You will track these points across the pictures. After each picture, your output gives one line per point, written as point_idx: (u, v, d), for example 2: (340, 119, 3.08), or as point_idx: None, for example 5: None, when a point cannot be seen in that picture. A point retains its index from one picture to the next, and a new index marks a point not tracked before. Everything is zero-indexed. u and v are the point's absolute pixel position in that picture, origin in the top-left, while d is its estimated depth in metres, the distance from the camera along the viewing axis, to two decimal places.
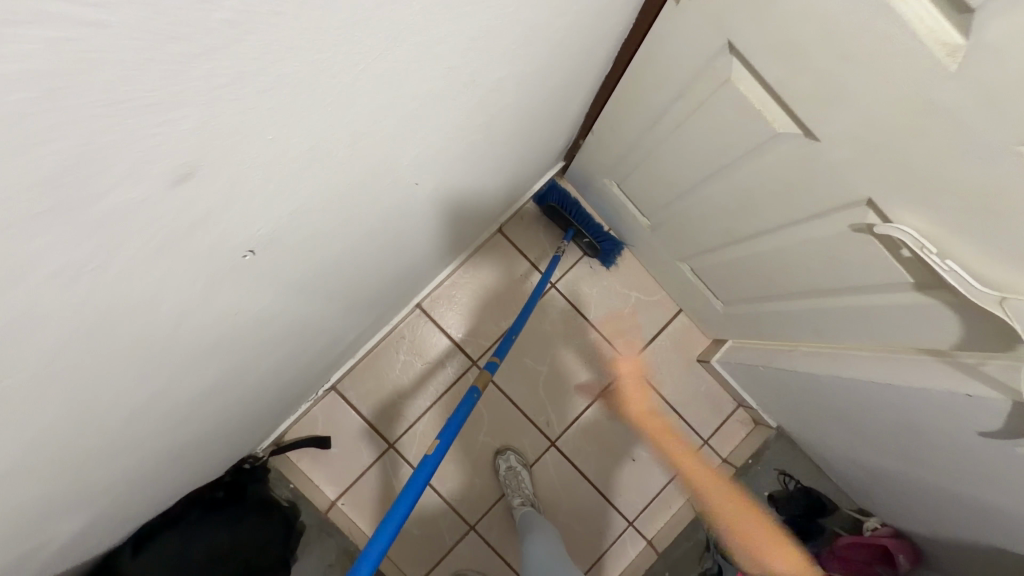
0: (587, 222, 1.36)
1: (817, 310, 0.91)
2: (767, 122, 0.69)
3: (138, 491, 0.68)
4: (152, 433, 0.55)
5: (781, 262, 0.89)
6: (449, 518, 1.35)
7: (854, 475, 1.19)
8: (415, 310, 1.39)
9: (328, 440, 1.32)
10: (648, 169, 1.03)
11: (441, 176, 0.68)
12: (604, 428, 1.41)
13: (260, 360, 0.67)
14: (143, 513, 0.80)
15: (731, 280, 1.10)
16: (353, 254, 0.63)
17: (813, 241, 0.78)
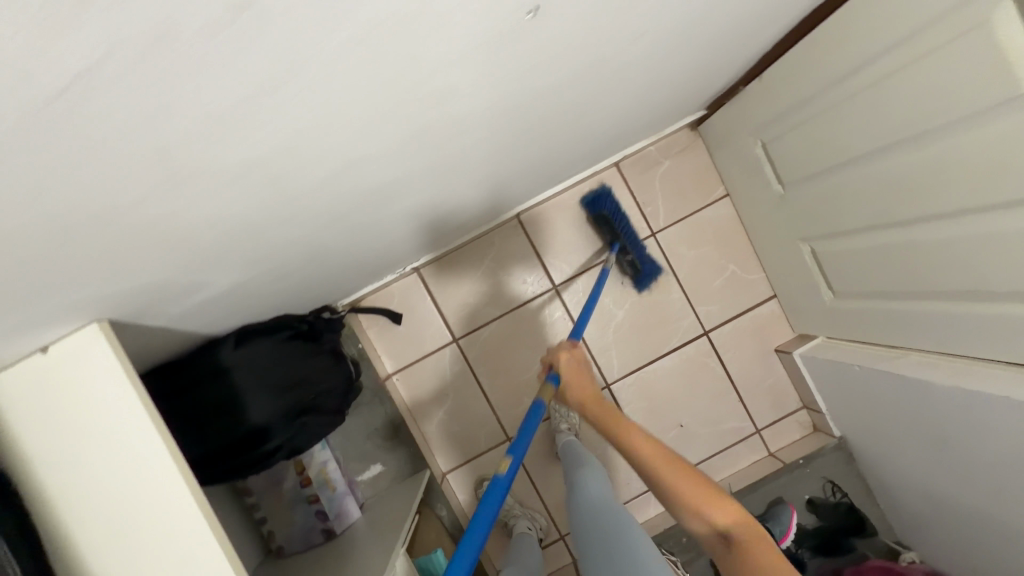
0: (631, 240, 1.36)
1: (956, 317, 0.85)
2: (1008, 82, 0.62)
3: (270, 277, 0.73)
4: (322, 210, 0.59)
5: (939, 256, 0.83)
6: (489, 424, 1.39)
7: (915, 502, 1.14)
8: (513, 220, 1.38)
9: (399, 316, 1.36)
10: (813, 127, 0.97)
11: (648, 39, 0.64)
12: (661, 387, 1.39)
13: (416, 179, 0.68)
14: (251, 309, 0.85)
15: (855, 270, 1.04)
16: (537, 91, 0.62)
17: (1004, 237, 0.71)
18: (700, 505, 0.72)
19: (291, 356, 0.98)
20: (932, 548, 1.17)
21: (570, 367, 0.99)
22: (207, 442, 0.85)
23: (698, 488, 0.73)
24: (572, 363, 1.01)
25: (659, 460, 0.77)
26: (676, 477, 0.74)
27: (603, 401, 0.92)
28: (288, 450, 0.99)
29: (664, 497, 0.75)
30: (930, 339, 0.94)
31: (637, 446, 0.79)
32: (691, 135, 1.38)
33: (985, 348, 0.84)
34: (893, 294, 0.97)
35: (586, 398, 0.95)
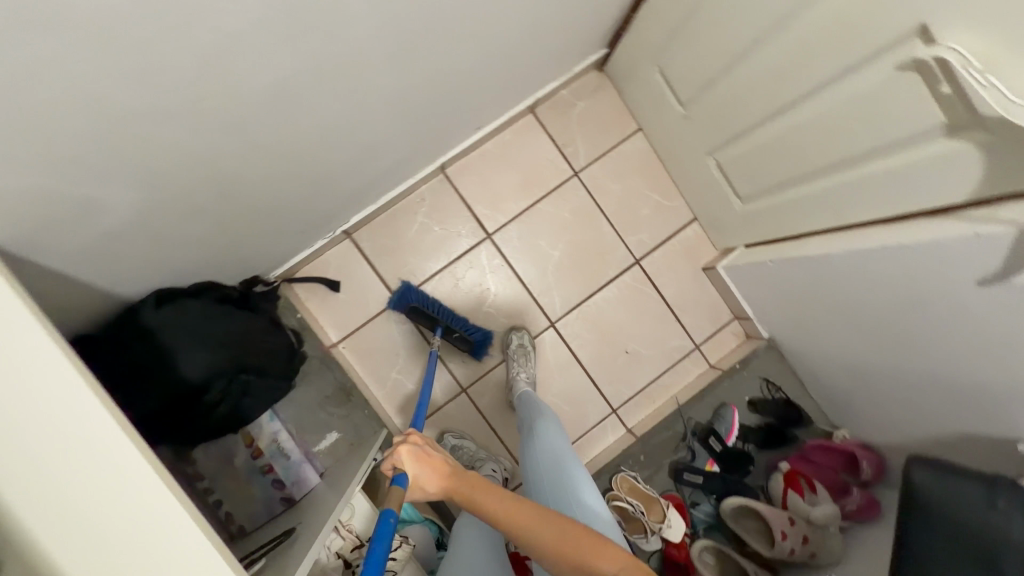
0: (450, 319, 1.34)
1: (837, 187, 0.94)
2: None
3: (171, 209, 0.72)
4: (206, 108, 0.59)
5: (813, 133, 0.92)
6: (444, 379, 1.40)
7: (837, 381, 1.25)
8: (439, 174, 1.40)
9: (338, 284, 1.35)
10: (697, 38, 1.05)
11: None
12: (603, 318, 1.45)
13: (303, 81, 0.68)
14: (158, 259, 0.82)
15: (755, 169, 1.12)
16: None
17: (858, 97, 0.80)
18: (590, 560, 0.66)
19: (222, 315, 0.96)
20: (857, 424, 1.28)
21: (414, 455, 0.78)
22: (142, 401, 0.85)
23: (582, 537, 0.68)
24: (419, 448, 0.79)
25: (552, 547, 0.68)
26: (564, 541, 0.68)
27: (483, 487, 0.74)
28: (233, 411, 0.98)
29: (553, 561, 0.67)
30: (821, 217, 1.03)
31: (524, 531, 0.70)
32: (599, 75, 1.45)
33: (865, 211, 0.93)
34: (788, 183, 1.06)
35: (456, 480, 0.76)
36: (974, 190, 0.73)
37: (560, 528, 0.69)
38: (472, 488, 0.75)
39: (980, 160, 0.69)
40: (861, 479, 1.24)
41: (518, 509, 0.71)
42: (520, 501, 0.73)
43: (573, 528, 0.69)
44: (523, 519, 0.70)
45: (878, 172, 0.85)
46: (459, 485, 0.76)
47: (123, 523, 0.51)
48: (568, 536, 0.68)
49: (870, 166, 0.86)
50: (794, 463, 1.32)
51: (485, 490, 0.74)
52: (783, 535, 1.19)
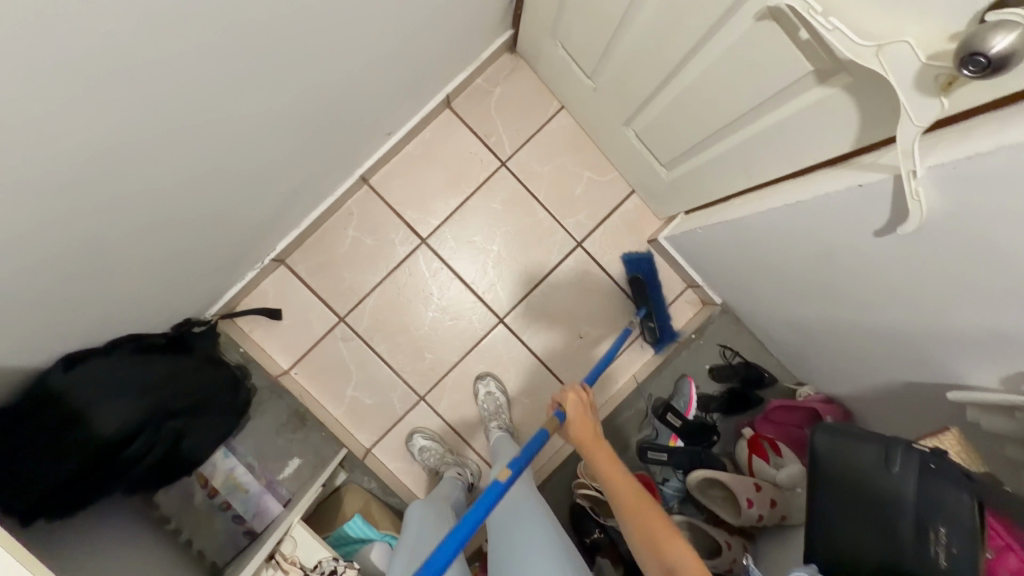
0: (653, 309, 1.35)
1: (740, 146, 0.89)
2: None
3: (33, 284, 0.71)
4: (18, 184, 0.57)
5: (704, 93, 0.87)
6: (401, 389, 1.39)
7: (789, 339, 1.21)
8: (363, 185, 1.37)
9: (278, 311, 1.35)
10: (581, 7, 1.00)
11: None
12: (552, 306, 1.42)
13: (131, 129, 0.66)
14: (57, 330, 0.83)
15: (668, 135, 1.07)
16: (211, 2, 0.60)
17: (730, 52, 0.75)
18: (659, 546, 0.68)
19: (137, 368, 0.98)
20: (815, 380, 1.26)
21: (576, 401, 1.00)
22: (61, 461, 0.83)
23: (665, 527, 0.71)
24: (581, 406, 1.00)
25: (631, 514, 0.75)
26: (648, 524, 0.72)
27: (603, 453, 0.89)
28: (169, 452, 1.03)
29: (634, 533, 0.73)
30: (735, 178, 0.98)
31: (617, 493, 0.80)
32: (512, 57, 1.39)
33: (771, 168, 0.88)
34: (699, 146, 1.01)
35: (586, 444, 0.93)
36: (858, 136, 0.68)
37: (649, 511, 0.74)
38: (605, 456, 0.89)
39: (854, 103, 0.64)
40: None
41: (623, 482, 0.81)
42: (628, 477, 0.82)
43: (661, 518, 0.72)
44: (621, 487, 0.80)
45: (770, 126, 0.80)
46: (591, 445, 0.92)
47: None
48: (651, 518, 0.73)
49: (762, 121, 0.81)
50: (760, 427, 1.29)
51: (604, 458, 0.88)
52: (748, 502, 1.16)
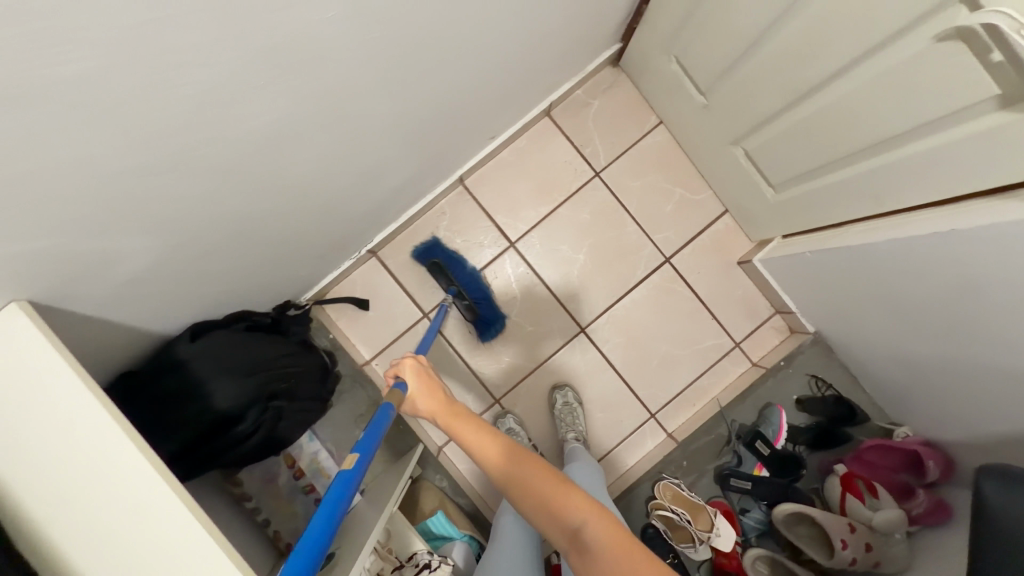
0: (467, 284, 1.36)
1: (875, 170, 0.87)
2: None
3: (191, 252, 0.74)
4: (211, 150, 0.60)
5: (845, 114, 0.85)
6: (476, 390, 1.39)
7: (894, 376, 1.16)
8: (458, 186, 1.40)
9: (366, 302, 1.38)
10: (712, 23, 0.99)
11: None
12: (634, 320, 1.41)
13: (306, 113, 0.69)
14: (194, 299, 0.87)
15: (785, 157, 1.05)
16: None
17: (890, 75, 0.73)
18: (555, 505, 0.62)
19: (253, 346, 0.99)
20: (916, 421, 1.20)
21: (416, 371, 0.87)
22: (172, 433, 0.85)
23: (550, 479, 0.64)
24: (423, 370, 0.88)
25: (548, 497, 0.63)
26: (534, 482, 0.65)
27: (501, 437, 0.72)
28: (266, 436, 0.99)
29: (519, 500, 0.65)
30: (860, 202, 0.96)
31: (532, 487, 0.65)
32: (615, 71, 1.40)
33: (907, 194, 0.86)
34: (823, 170, 0.99)
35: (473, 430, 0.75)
36: None
37: (528, 462, 0.67)
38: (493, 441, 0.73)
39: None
40: (926, 479, 1.14)
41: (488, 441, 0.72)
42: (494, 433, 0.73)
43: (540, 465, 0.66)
44: (486, 447, 0.72)
45: (920, 151, 0.78)
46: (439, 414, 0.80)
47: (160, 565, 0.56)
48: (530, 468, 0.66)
49: (910, 146, 0.79)
50: (850, 466, 1.24)
51: (460, 422, 0.77)
52: (843, 543, 1.11)
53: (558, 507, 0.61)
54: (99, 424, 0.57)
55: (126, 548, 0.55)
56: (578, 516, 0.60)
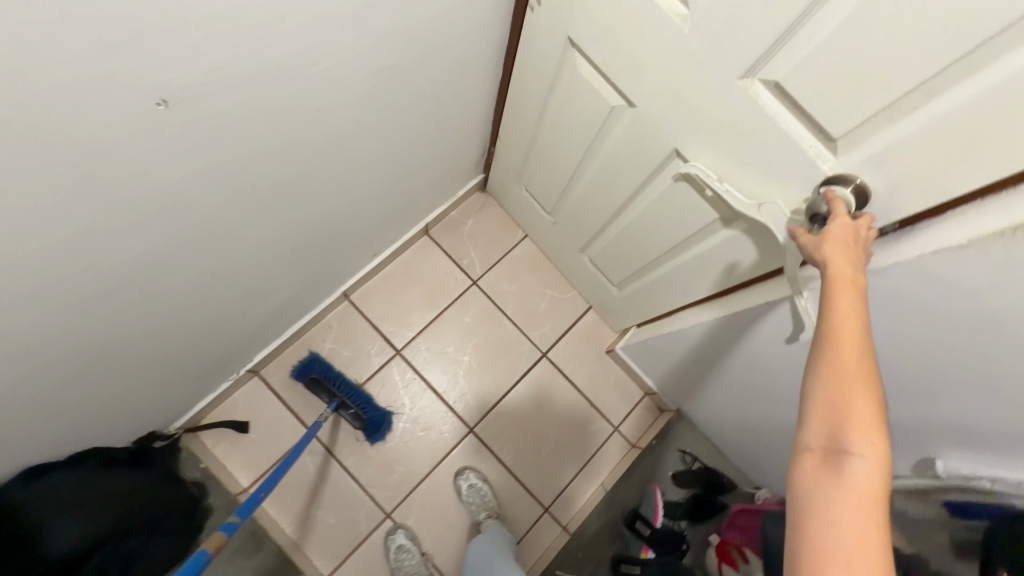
0: (350, 392, 1.36)
1: (672, 272, 1.08)
2: (605, 99, 0.89)
3: (27, 397, 0.74)
4: (52, 303, 0.64)
5: (643, 229, 1.07)
6: (367, 505, 1.35)
7: (741, 442, 1.31)
8: (344, 300, 1.48)
9: (246, 424, 1.34)
10: (542, 162, 1.23)
11: (342, 119, 0.81)
12: (520, 414, 1.48)
13: (163, 259, 0.76)
14: (31, 445, 0.83)
15: (616, 261, 1.26)
16: (254, 158, 0.73)
17: (658, 202, 0.96)
18: (851, 427, 0.49)
19: (105, 483, 0.95)
20: (770, 482, 1.32)
21: None
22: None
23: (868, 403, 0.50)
24: None
25: (843, 400, 0.50)
26: (856, 393, 0.50)
27: (860, 329, 0.53)
28: None
29: (820, 379, 0.52)
30: (672, 297, 1.16)
31: (857, 421, 0.49)
32: (482, 194, 1.63)
33: (694, 289, 1.07)
34: (642, 269, 1.20)
35: (843, 291, 0.56)
36: (757, 265, 0.87)
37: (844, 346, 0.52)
38: (844, 319, 0.54)
39: (748, 242, 0.85)
40: None
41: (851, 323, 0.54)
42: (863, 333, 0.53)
43: (863, 375, 0.51)
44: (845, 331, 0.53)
45: (692, 258, 1.00)
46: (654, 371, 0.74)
47: None
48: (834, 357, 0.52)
49: (686, 254, 1.01)
50: (726, 533, 1.30)
51: (846, 290, 0.56)
52: None
53: (850, 426, 0.49)
54: None
55: None
56: (865, 452, 0.48)
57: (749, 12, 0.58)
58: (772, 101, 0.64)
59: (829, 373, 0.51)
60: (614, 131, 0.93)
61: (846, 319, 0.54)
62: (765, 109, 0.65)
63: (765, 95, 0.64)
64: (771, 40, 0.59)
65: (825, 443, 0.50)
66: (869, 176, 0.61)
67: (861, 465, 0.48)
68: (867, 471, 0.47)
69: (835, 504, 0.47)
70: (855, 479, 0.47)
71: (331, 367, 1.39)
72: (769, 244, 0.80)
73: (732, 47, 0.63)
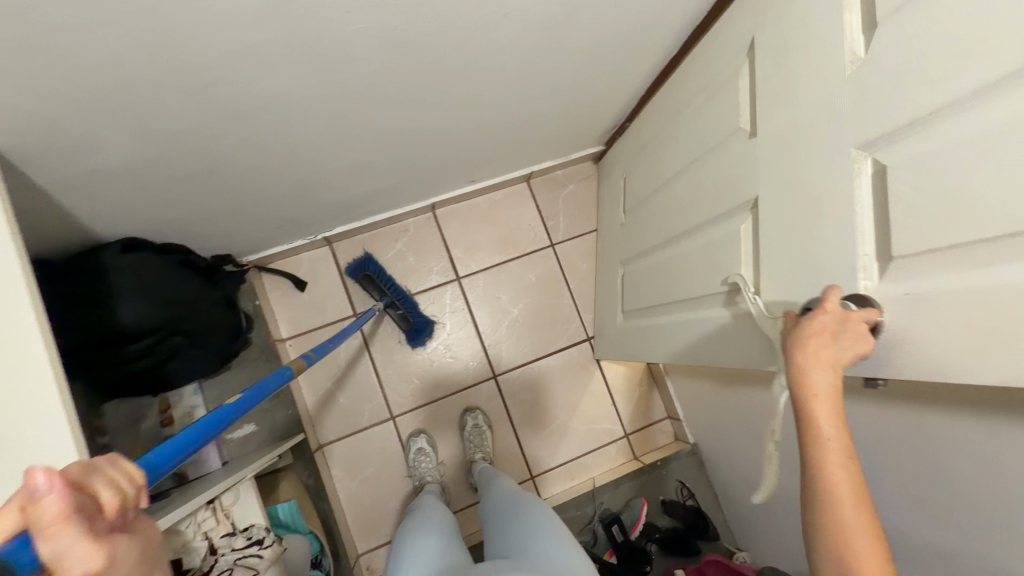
0: (400, 295, 1.43)
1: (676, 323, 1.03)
2: (737, 117, 0.83)
3: (152, 178, 0.80)
4: (210, 106, 0.69)
5: (682, 266, 1.01)
6: (377, 401, 1.42)
7: (742, 502, 1.28)
8: (428, 212, 1.51)
9: (304, 283, 1.42)
10: (651, 158, 1.19)
11: (518, 38, 0.79)
12: (543, 383, 1.50)
13: (312, 108, 0.79)
14: (127, 218, 0.90)
15: (643, 287, 1.22)
16: (427, 45, 0.72)
17: (710, 244, 0.91)
18: None
19: (174, 276, 1.01)
20: (756, 549, 1.27)
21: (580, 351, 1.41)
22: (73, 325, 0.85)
23: (876, 561, 0.45)
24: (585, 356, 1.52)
25: (855, 561, 0.45)
26: (860, 546, 0.46)
27: (848, 459, 0.48)
28: (151, 370, 0.99)
29: (822, 532, 0.47)
30: (659, 348, 1.10)
31: (869, 566, 0.45)
32: (594, 166, 1.59)
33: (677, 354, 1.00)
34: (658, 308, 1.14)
35: (822, 415, 0.49)
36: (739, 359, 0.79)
37: (837, 489, 0.47)
38: (820, 445, 0.48)
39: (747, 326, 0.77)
40: None
41: (839, 456, 0.48)
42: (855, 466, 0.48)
43: (870, 524, 0.46)
44: (835, 471, 0.47)
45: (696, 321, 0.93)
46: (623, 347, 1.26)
47: None
48: (833, 508, 0.47)
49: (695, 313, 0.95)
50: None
51: (830, 415, 0.49)
52: None
53: None
54: None
55: None
56: None
57: (913, 76, 0.51)
58: (866, 187, 0.57)
59: (831, 533, 0.47)
60: (722, 155, 0.87)
61: (829, 448, 0.48)
62: (854, 196, 0.58)
63: (864, 177, 0.58)
64: (912, 115, 0.51)
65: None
66: (892, 309, 0.54)
67: None
68: None
69: None
70: None
71: (383, 269, 1.44)
72: (761, 344, 0.74)
73: (874, 108, 0.56)
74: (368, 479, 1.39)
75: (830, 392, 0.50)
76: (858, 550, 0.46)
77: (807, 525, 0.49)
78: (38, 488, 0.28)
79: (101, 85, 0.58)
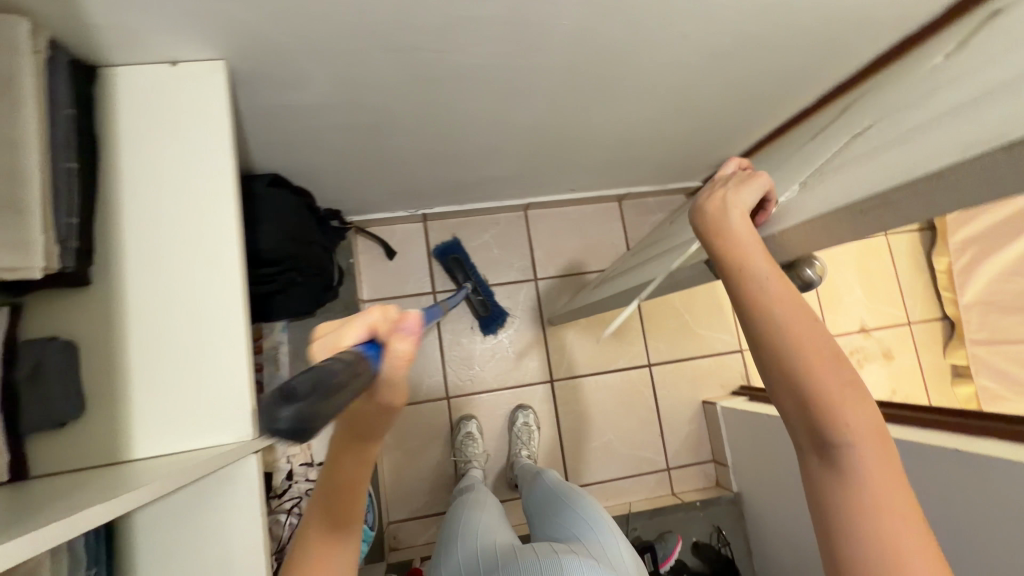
0: (480, 283, 1.47)
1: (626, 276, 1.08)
2: (809, 129, 0.88)
3: (323, 125, 0.87)
4: (402, 76, 0.75)
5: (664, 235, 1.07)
6: (436, 379, 1.46)
7: (781, 564, 1.25)
8: (520, 210, 1.56)
9: (393, 252, 1.48)
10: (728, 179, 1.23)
11: (681, 62, 0.83)
12: (596, 398, 1.51)
13: (478, 94, 0.84)
14: (282, 157, 0.98)
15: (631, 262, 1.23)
16: (603, 54, 0.77)
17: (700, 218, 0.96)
18: (838, 420, 0.41)
19: (306, 219, 1.09)
20: None
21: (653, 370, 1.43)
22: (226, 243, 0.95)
23: (841, 385, 0.42)
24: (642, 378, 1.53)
25: (817, 389, 0.42)
26: (825, 376, 0.42)
27: (786, 289, 0.45)
28: (262, 300, 1.06)
29: (781, 366, 0.43)
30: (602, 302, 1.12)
31: (838, 399, 0.42)
32: (686, 198, 1.62)
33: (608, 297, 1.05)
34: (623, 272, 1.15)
35: (757, 256, 0.46)
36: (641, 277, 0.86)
37: (786, 320, 0.44)
38: (762, 289, 0.45)
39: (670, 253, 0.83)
40: None
41: (775, 286, 0.45)
42: (796, 294, 0.45)
43: (831, 353, 0.43)
44: (778, 304, 0.44)
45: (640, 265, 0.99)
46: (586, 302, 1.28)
47: (175, 306, 0.61)
48: (787, 339, 0.43)
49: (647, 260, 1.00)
50: None
51: (751, 247, 0.47)
52: None
53: (833, 419, 0.41)
54: (176, 174, 0.63)
55: (161, 286, 0.61)
56: (854, 436, 0.41)
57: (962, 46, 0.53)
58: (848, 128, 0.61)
59: (792, 367, 0.43)
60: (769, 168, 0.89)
61: (762, 278, 0.45)
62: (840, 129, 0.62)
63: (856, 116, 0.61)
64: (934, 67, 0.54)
65: (814, 438, 0.42)
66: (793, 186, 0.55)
67: (858, 456, 0.41)
68: (866, 459, 0.41)
69: (868, 502, 0.40)
70: (869, 469, 0.41)
71: (467, 255, 1.49)
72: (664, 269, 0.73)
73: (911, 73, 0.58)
74: (413, 451, 1.43)
75: (743, 226, 0.48)
76: (824, 380, 0.42)
77: (766, 371, 0.45)
78: (407, 325, 0.42)
79: (330, 40, 0.64)
